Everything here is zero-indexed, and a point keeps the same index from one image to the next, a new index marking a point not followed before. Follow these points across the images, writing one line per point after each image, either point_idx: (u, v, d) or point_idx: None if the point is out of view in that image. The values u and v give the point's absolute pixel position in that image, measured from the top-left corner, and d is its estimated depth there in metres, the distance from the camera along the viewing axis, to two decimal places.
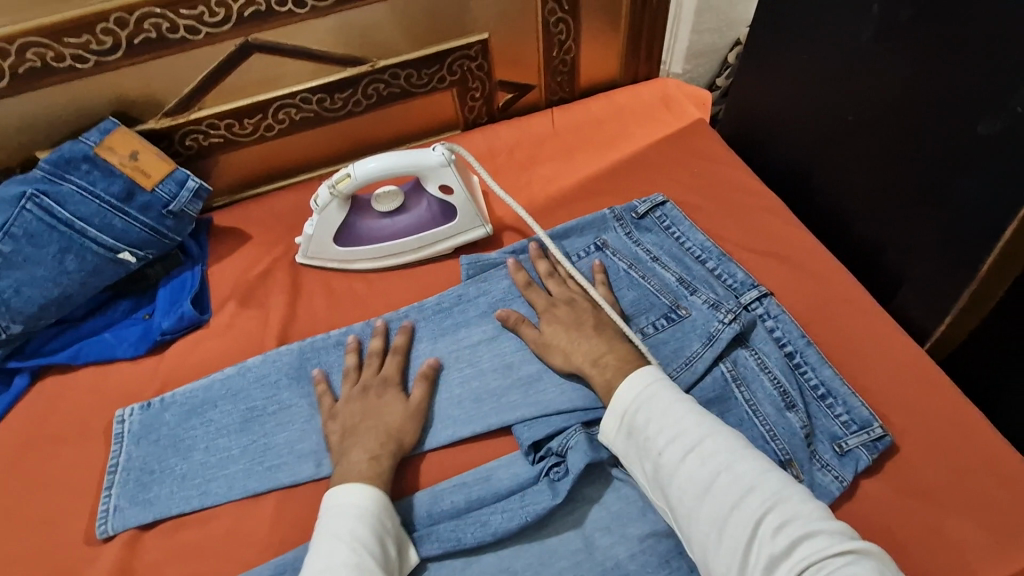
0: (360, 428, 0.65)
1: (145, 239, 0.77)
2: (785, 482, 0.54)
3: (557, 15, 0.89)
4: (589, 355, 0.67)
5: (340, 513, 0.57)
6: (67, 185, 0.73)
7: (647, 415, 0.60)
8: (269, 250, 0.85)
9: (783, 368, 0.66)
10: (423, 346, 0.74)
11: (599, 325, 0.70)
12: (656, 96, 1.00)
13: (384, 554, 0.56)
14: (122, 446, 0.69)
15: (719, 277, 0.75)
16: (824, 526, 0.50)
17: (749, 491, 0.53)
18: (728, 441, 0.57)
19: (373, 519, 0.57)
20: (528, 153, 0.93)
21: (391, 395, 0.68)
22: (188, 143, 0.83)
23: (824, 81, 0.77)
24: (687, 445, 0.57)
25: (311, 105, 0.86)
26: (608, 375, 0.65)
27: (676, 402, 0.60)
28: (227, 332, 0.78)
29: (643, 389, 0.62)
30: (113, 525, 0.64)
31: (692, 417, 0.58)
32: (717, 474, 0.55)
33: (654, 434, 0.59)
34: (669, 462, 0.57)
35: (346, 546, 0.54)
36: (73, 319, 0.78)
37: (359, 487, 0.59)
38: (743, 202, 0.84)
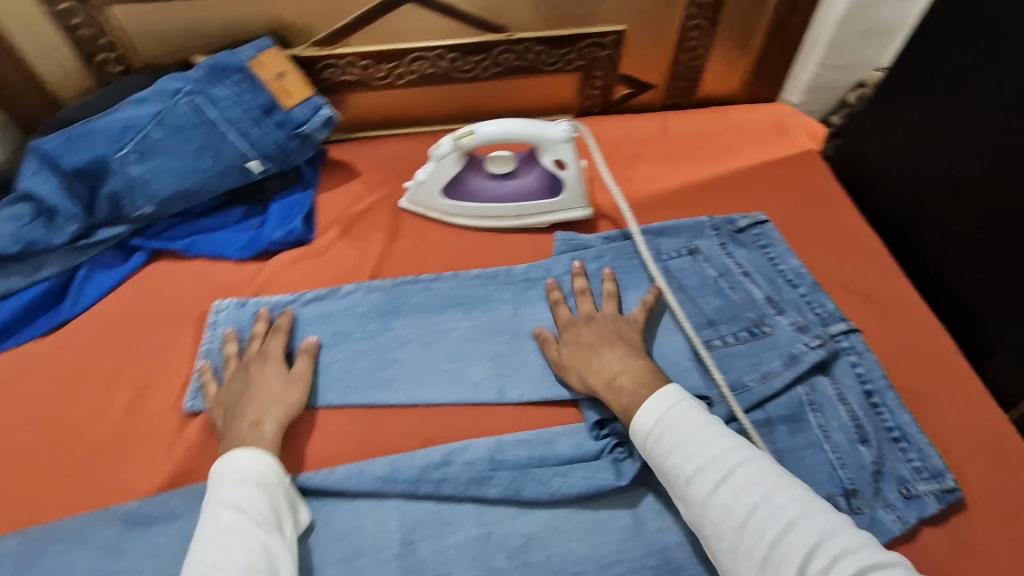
0: (241, 403, 0.65)
1: (273, 153, 0.82)
2: (830, 514, 0.52)
3: (696, 21, 0.91)
4: (604, 376, 0.65)
5: (226, 477, 0.58)
6: (219, 91, 0.78)
7: (674, 442, 0.58)
8: (376, 189, 0.89)
9: (862, 403, 0.66)
10: (505, 308, 0.76)
11: (620, 344, 0.68)
12: (770, 119, 0.99)
13: (271, 514, 0.57)
14: (215, 335, 0.73)
15: (809, 305, 0.75)
16: (875, 560, 0.48)
17: (790, 524, 0.51)
18: (761, 471, 0.55)
19: (256, 479, 0.58)
20: (633, 149, 0.94)
21: (272, 367, 0.68)
22: (325, 75, 0.88)
23: (964, 132, 0.75)
24: (718, 475, 0.55)
25: (443, 62, 0.89)
26: (625, 400, 0.63)
27: (704, 427, 0.58)
28: (325, 254, 0.82)
29: (668, 410, 0.60)
30: (200, 403, 0.68)
31: (721, 446, 0.57)
32: (754, 505, 0.53)
33: (682, 460, 0.57)
34: (702, 493, 0.55)
35: (227, 509, 0.55)
36: (191, 215, 0.83)
37: (239, 452, 0.59)
38: (844, 239, 0.84)
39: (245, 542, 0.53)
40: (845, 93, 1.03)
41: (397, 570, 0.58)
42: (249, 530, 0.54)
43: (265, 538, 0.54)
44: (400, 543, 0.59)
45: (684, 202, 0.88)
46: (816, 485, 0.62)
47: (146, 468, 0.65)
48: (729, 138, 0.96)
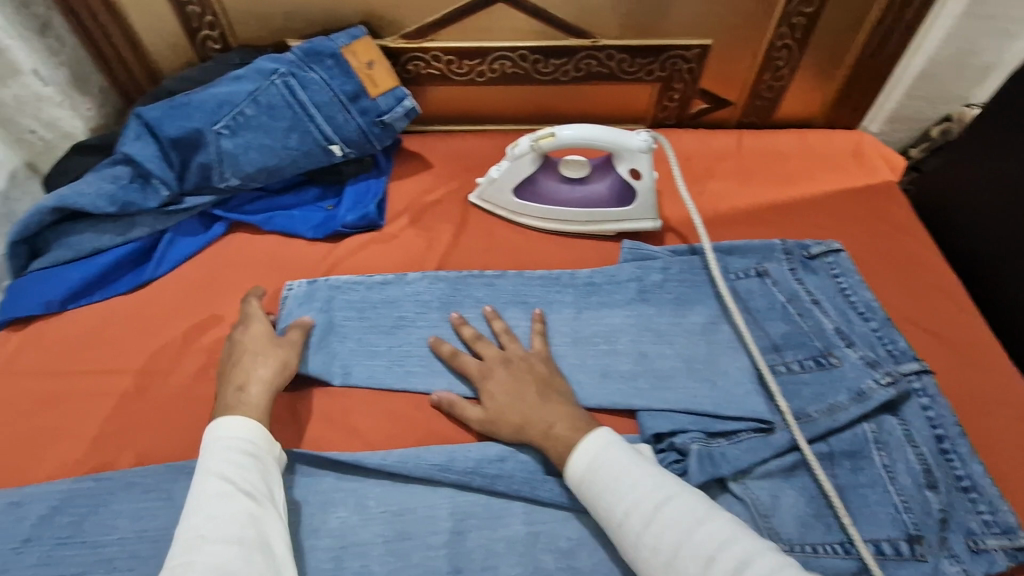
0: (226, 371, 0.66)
1: (355, 138, 0.84)
2: (758, 544, 0.50)
3: (785, 41, 0.89)
4: (540, 425, 0.63)
5: (215, 447, 0.57)
6: (312, 74, 0.81)
7: (603, 484, 0.56)
8: (446, 182, 0.91)
9: (932, 447, 0.64)
10: (566, 311, 0.77)
11: (544, 390, 0.66)
12: (849, 146, 0.97)
13: (261, 485, 0.56)
14: (291, 309, 0.75)
15: (881, 340, 0.72)
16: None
17: (714, 558, 0.49)
18: (688, 506, 0.53)
19: (245, 449, 0.57)
20: (705, 164, 0.93)
21: (254, 329, 0.70)
22: (409, 67, 0.91)
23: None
24: (644, 515, 0.53)
25: (525, 63, 0.91)
26: (560, 450, 0.61)
27: (631, 465, 0.57)
28: (394, 241, 0.84)
29: (596, 452, 0.58)
30: None
31: (646, 485, 0.55)
32: (680, 541, 0.51)
33: (612, 503, 0.55)
34: (633, 535, 0.53)
35: (214, 478, 0.54)
36: (270, 190, 0.87)
37: (233, 420, 0.59)
38: (923, 276, 0.81)
39: (236, 513, 0.53)
40: (929, 126, 0.99)
41: (447, 557, 0.59)
42: (239, 502, 0.53)
43: (255, 509, 0.54)
44: (450, 531, 0.60)
45: (754, 223, 0.86)
46: (877, 526, 0.60)
47: None
48: (805, 161, 0.94)
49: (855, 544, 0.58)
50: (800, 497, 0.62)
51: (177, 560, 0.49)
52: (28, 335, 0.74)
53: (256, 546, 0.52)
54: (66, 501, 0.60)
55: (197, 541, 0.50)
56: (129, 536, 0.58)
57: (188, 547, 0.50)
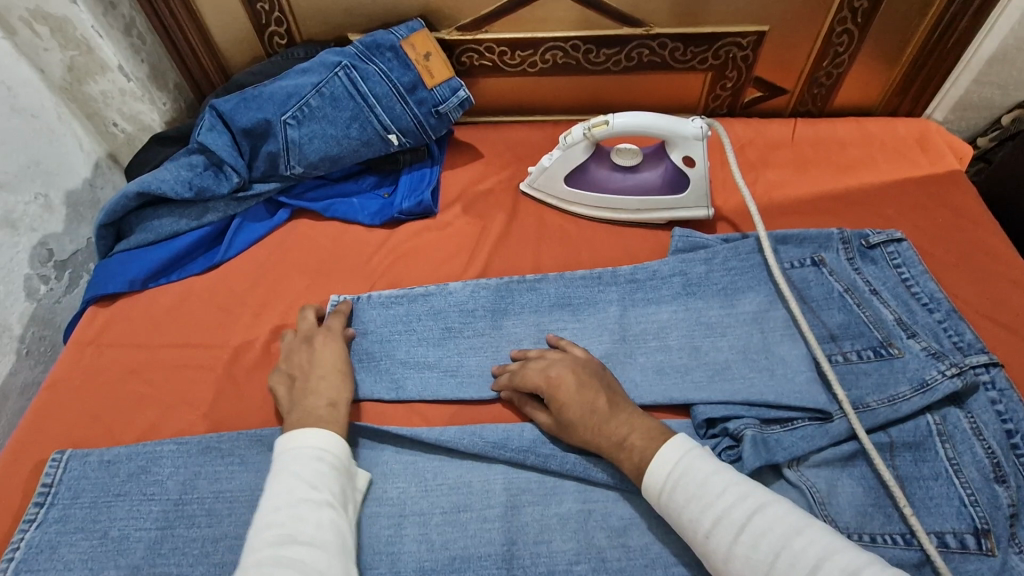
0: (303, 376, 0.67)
1: (411, 128, 0.87)
2: (862, 555, 0.48)
3: (845, 25, 0.87)
4: (613, 437, 0.61)
5: (297, 452, 0.58)
6: (372, 66, 0.85)
7: (686, 492, 0.55)
8: (498, 172, 0.93)
9: (1001, 441, 0.62)
10: (612, 309, 0.77)
11: (614, 399, 0.63)
12: (914, 134, 0.94)
13: (341, 495, 0.57)
14: None
15: (946, 332, 0.71)
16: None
17: (820, 571, 0.47)
18: (783, 515, 0.51)
19: (334, 460, 0.59)
20: (760, 154, 0.92)
21: (330, 342, 0.71)
22: (463, 60, 0.93)
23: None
24: (735, 526, 0.51)
25: (577, 53, 0.92)
26: (636, 458, 0.59)
27: (719, 476, 0.55)
28: (447, 228, 0.87)
29: (678, 462, 0.56)
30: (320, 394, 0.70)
31: (735, 494, 0.53)
32: (777, 552, 0.49)
33: (697, 513, 0.53)
34: (723, 546, 0.51)
35: (306, 483, 0.55)
36: (331, 179, 0.91)
37: (324, 430, 0.60)
38: (994, 268, 0.78)
39: (322, 519, 0.53)
40: (999, 114, 0.94)
41: (501, 531, 0.60)
42: (326, 510, 0.54)
43: (337, 519, 0.55)
44: (504, 505, 0.62)
45: (811, 212, 0.85)
46: (940, 518, 0.59)
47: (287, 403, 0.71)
48: (865, 151, 0.92)
49: (916, 536, 0.57)
50: (857, 487, 0.61)
51: (264, 552, 0.50)
52: (114, 310, 0.80)
53: (336, 555, 0.52)
54: (153, 460, 0.65)
55: (287, 538, 0.51)
56: (208, 495, 0.62)
57: (276, 543, 0.51)
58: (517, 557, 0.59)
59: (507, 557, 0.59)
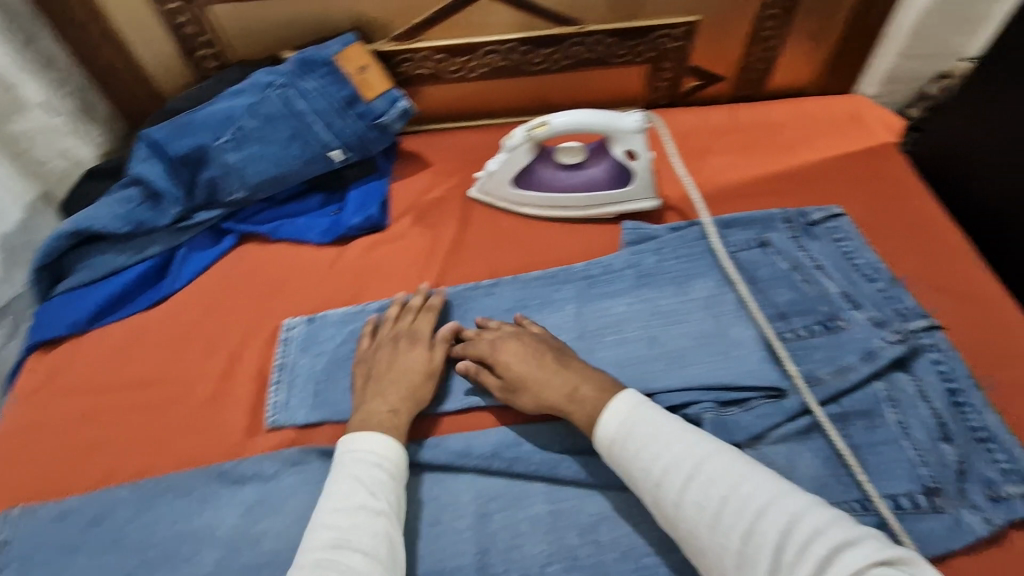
0: (386, 378, 0.67)
1: (353, 143, 0.86)
2: (802, 496, 0.50)
3: (772, 10, 0.89)
4: (562, 390, 0.64)
5: (356, 457, 0.59)
6: (307, 83, 0.83)
7: (637, 443, 0.57)
8: (446, 179, 0.92)
9: (945, 401, 0.65)
10: (569, 307, 0.77)
11: (561, 356, 0.67)
12: (846, 112, 0.97)
13: (397, 506, 0.58)
14: (288, 353, 0.76)
15: (887, 300, 0.74)
16: (852, 536, 0.46)
17: (760, 512, 0.49)
18: (727, 462, 0.54)
19: (391, 469, 0.60)
20: (703, 141, 0.94)
21: (415, 347, 0.70)
22: (401, 69, 0.92)
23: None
24: (683, 473, 0.54)
25: (514, 55, 0.92)
26: (587, 408, 0.62)
27: (670, 427, 0.57)
28: (399, 240, 0.86)
29: (629, 415, 0.59)
30: (279, 418, 0.70)
31: (683, 443, 0.56)
32: (722, 496, 0.51)
33: (647, 463, 0.56)
34: (672, 492, 0.54)
35: (364, 490, 0.56)
36: (277, 200, 0.89)
37: (386, 438, 0.61)
38: (930, 234, 0.81)
39: (377, 528, 0.54)
40: (925, 84, 0.99)
41: (472, 540, 0.61)
42: (382, 518, 0.55)
43: (392, 529, 0.55)
44: (474, 515, 0.62)
45: (755, 195, 0.87)
46: (894, 481, 0.61)
47: (246, 434, 0.70)
48: (803, 130, 0.94)
49: (872, 501, 0.60)
50: (815, 459, 0.63)
51: (321, 554, 0.51)
52: (58, 355, 0.77)
53: (390, 565, 0.53)
54: (111, 506, 0.63)
55: (344, 543, 0.52)
56: (171, 536, 0.61)
57: (334, 546, 0.52)
58: (491, 564, 0.59)
59: (480, 565, 0.59)
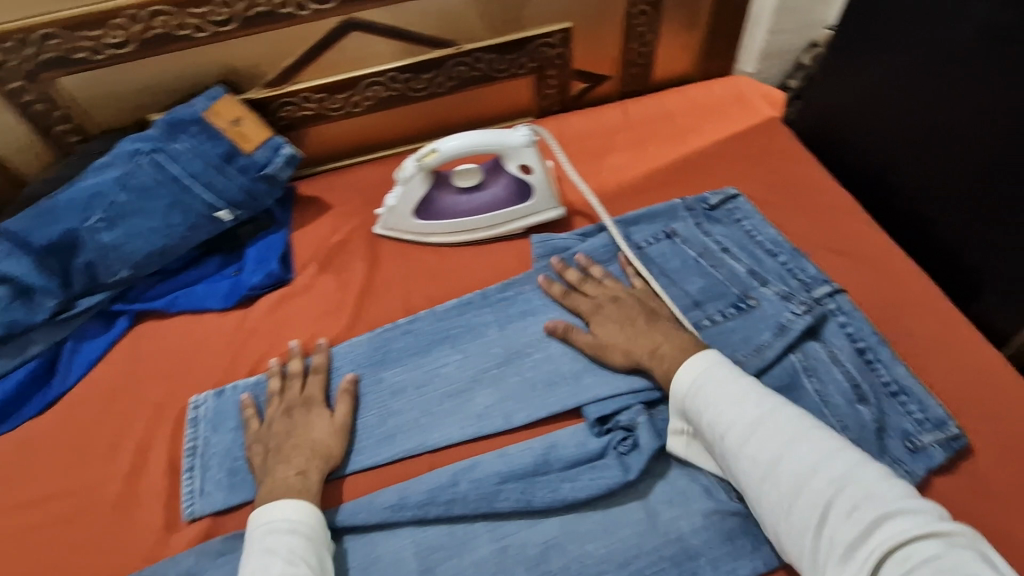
0: (288, 447, 0.65)
1: (241, 200, 0.82)
2: (856, 457, 0.52)
3: (640, 7, 0.91)
4: (647, 347, 0.67)
5: (268, 529, 0.57)
6: (179, 144, 0.79)
7: (704, 399, 0.60)
8: (349, 220, 0.89)
9: (855, 362, 0.67)
10: (491, 331, 0.76)
11: (650, 317, 0.70)
12: (729, 93, 1.00)
13: (319, 568, 0.55)
14: (200, 434, 0.72)
15: (791, 272, 0.76)
16: (903, 506, 0.48)
17: (816, 472, 0.52)
18: (791, 422, 0.56)
19: (308, 532, 0.57)
20: (600, 143, 0.95)
21: (318, 412, 0.69)
22: (282, 114, 0.88)
23: (921, 91, 0.73)
24: (745, 430, 0.56)
25: (398, 84, 0.89)
26: (666, 364, 0.65)
27: (740, 386, 0.59)
28: (308, 292, 0.82)
29: (703, 373, 0.61)
30: (197, 507, 0.66)
31: (751, 401, 0.58)
32: (780, 455, 0.54)
33: (713, 419, 0.58)
34: (733, 447, 0.57)
35: (280, 561, 0.54)
36: (169, 271, 0.83)
37: (297, 502, 0.59)
38: (822, 199, 0.84)
39: None
40: (799, 55, 1.03)
41: None
42: None
43: None
44: (418, 570, 0.60)
45: (656, 188, 0.89)
46: None
47: (166, 533, 0.65)
48: (692, 117, 0.97)
49: None
50: None
51: None
52: None
53: None
54: None
55: None
56: None
57: None
58: None
59: None
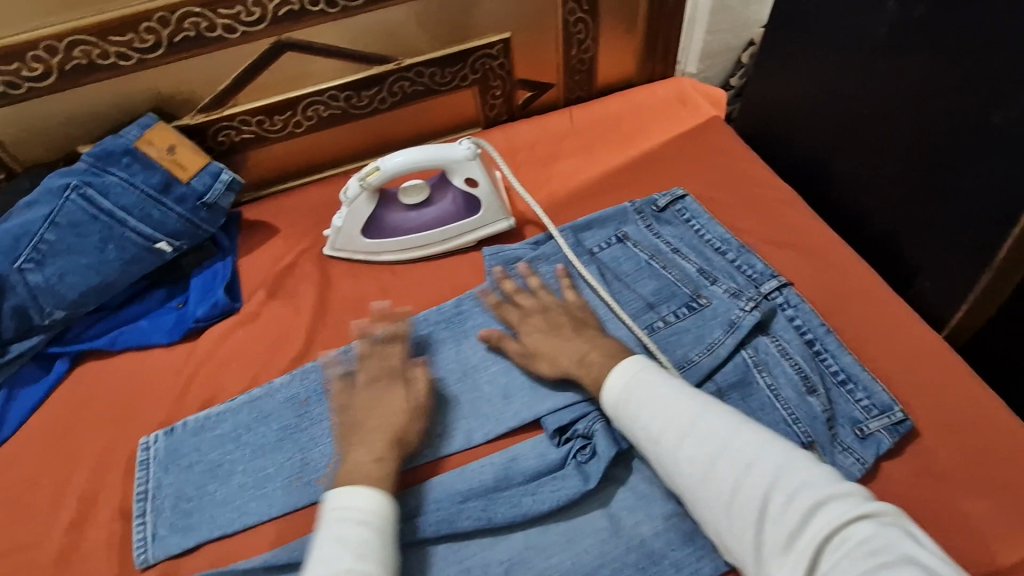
0: (366, 426, 0.64)
1: (181, 229, 0.80)
2: (786, 448, 0.54)
3: (576, 15, 0.92)
4: (574, 355, 0.67)
5: (341, 517, 0.55)
6: (109, 177, 0.76)
7: (637, 404, 0.60)
8: (298, 242, 0.87)
9: (804, 354, 0.68)
10: (448, 348, 0.75)
11: (576, 325, 0.70)
12: (672, 93, 1.01)
13: (387, 563, 0.54)
14: (150, 475, 0.68)
15: (739, 268, 0.77)
16: (833, 491, 0.50)
17: (750, 466, 0.53)
18: (722, 419, 0.57)
19: (376, 524, 0.55)
20: (549, 150, 0.95)
21: (394, 389, 0.67)
22: (221, 138, 0.86)
23: (847, 82, 0.74)
24: (679, 431, 0.57)
25: (339, 102, 0.88)
26: (595, 372, 0.65)
27: (669, 388, 0.60)
28: (257, 319, 0.80)
29: (634, 378, 0.62)
30: (150, 554, 0.64)
31: (682, 402, 0.59)
32: (714, 453, 0.55)
33: (648, 423, 0.59)
34: (669, 449, 0.57)
35: (348, 555, 0.52)
36: (110, 307, 0.80)
37: (366, 492, 0.57)
38: (766, 194, 0.85)
39: None
40: (739, 54, 1.05)
41: None
42: None
43: None
44: None
45: (605, 193, 0.89)
46: None
47: None
48: (638, 120, 0.98)
49: None
50: None
51: None
52: None
53: None
54: None
55: None
56: None
57: None
58: None
59: None
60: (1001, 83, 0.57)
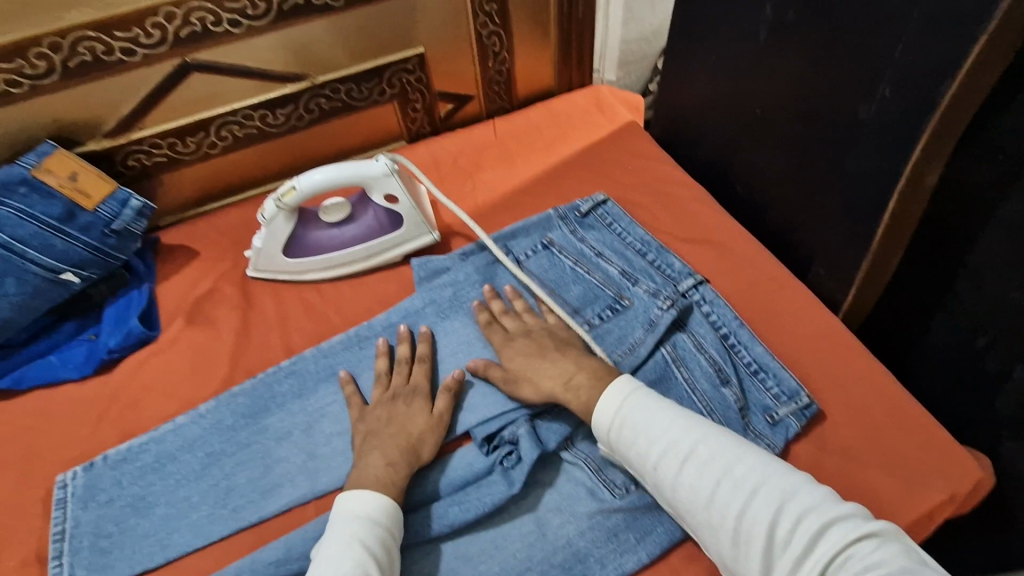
0: (381, 435, 0.65)
1: (87, 259, 0.77)
2: (786, 472, 0.56)
3: (489, 28, 0.94)
4: (560, 379, 0.66)
5: (345, 518, 0.57)
6: (5, 209, 0.73)
7: (632, 430, 0.61)
8: (217, 266, 0.85)
9: (718, 347, 0.72)
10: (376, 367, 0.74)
11: (560, 346, 0.70)
12: (590, 101, 1.05)
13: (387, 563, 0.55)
14: (66, 513, 0.65)
15: (658, 267, 0.80)
16: (839, 512, 0.52)
17: (755, 492, 0.54)
18: (721, 444, 0.58)
19: (379, 523, 0.57)
20: (472, 161, 0.96)
21: (418, 403, 0.68)
22: (131, 163, 0.84)
23: (740, 85, 0.77)
24: (679, 458, 0.58)
25: (253, 121, 0.87)
26: (583, 397, 0.64)
27: (660, 413, 0.61)
28: (174, 347, 0.78)
29: (628, 401, 0.62)
30: None
31: (679, 427, 0.60)
32: (717, 479, 0.56)
33: (644, 448, 0.60)
34: (669, 476, 0.58)
35: (350, 553, 0.54)
36: (15, 344, 0.77)
37: (372, 494, 0.59)
38: (678, 193, 0.89)
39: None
40: (654, 61, 1.09)
41: None
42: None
43: None
44: None
45: (527, 200, 0.91)
46: None
47: None
48: (557, 127, 1.01)
49: None
50: None
51: None
52: None
53: None
54: None
55: None
56: None
57: None
58: None
59: None
60: (859, 83, 0.62)
